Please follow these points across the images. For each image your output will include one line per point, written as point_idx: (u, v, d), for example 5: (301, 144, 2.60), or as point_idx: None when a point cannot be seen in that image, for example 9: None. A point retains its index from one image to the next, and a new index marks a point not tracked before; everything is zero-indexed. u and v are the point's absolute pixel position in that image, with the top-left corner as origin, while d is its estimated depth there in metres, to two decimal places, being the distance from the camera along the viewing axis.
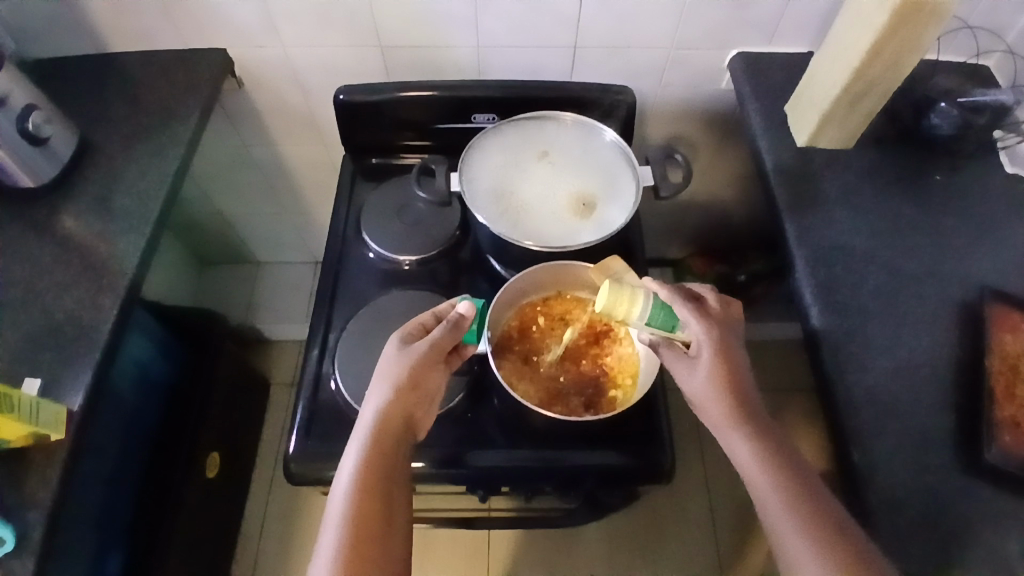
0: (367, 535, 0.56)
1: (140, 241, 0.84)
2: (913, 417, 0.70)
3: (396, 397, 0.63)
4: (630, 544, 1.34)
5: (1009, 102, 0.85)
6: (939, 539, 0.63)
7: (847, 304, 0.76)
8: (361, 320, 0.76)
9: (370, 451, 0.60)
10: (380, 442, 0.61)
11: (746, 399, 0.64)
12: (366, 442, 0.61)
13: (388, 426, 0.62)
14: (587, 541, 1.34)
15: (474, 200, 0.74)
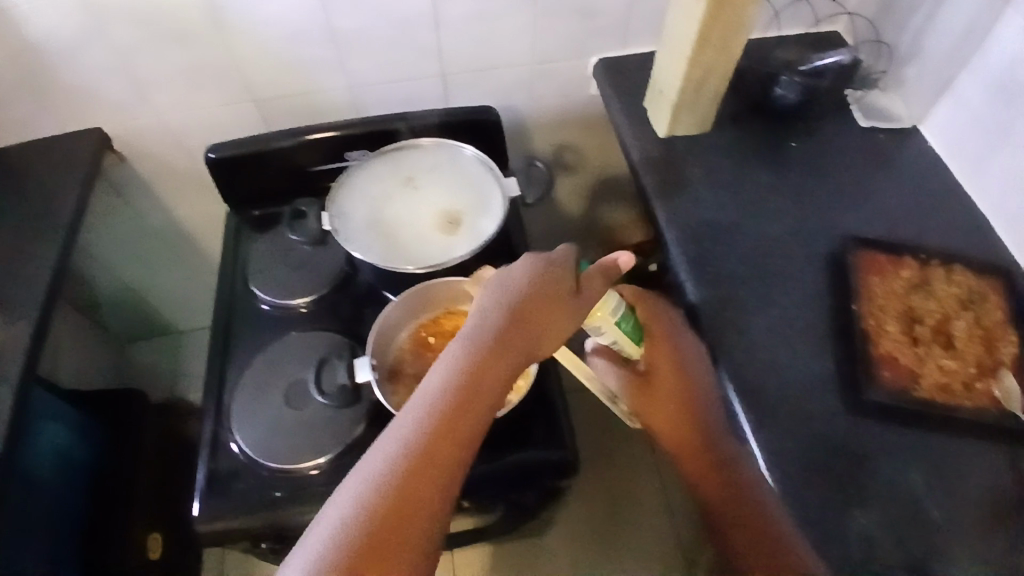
0: (405, 516, 0.49)
1: (29, 329, 0.82)
2: (797, 368, 0.75)
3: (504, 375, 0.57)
4: (594, 541, 1.36)
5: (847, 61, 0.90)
6: (834, 478, 0.68)
7: (720, 275, 0.81)
8: (253, 371, 0.76)
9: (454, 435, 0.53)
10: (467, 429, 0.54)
11: (696, 412, 0.80)
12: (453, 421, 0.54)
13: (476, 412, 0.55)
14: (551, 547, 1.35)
15: (347, 235, 0.77)
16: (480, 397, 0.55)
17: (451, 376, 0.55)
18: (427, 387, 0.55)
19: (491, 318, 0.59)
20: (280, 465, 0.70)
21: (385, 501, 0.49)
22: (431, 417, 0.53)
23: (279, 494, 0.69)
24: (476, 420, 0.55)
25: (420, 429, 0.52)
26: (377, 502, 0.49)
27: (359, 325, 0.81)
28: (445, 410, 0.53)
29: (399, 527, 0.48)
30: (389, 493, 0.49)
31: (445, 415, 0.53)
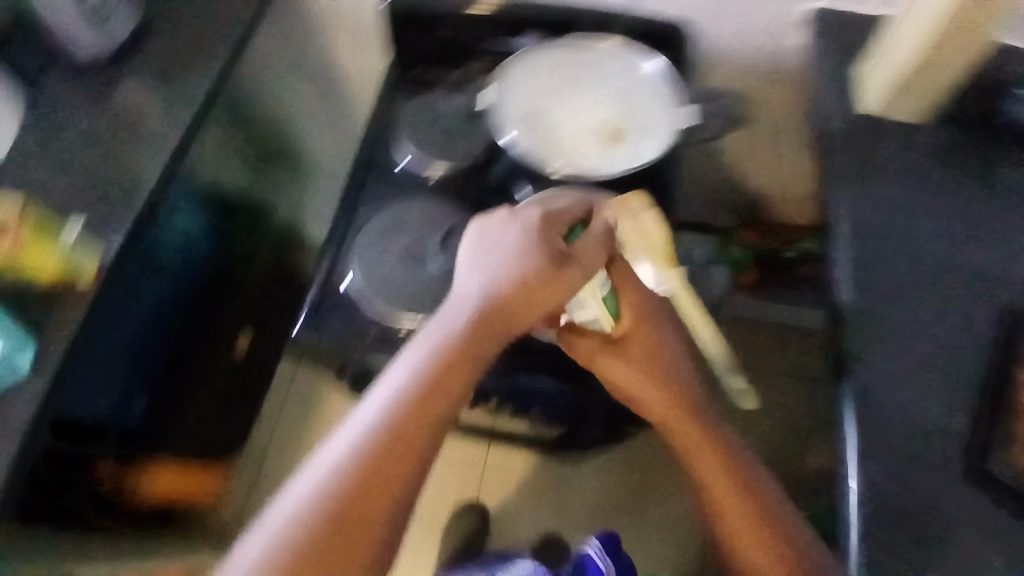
0: (375, 482, 0.56)
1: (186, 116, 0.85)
2: (924, 412, 0.66)
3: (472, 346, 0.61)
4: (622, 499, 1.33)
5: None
6: (921, 538, 0.61)
7: (877, 285, 0.72)
8: (379, 222, 0.77)
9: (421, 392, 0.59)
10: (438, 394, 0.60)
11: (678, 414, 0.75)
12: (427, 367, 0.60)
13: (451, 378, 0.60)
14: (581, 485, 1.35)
15: (506, 118, 0.77)
16: (455, 377, 0.60)
17: (426, 361, 0.60)
18: (402, 373, 0.60)
19: (467, 302, 0.62)
20: (387, 312, 0.73)
21: (358, 471, 0.56)
22: (402, 398, 0.59)
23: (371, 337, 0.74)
24: (446, 393, 0.60)
25: (389, 407, 0.59)
26: (350, 473, 0.56)
27: (481, 211, 0.79)
28: (416, 392, 0.59)
29: (369, 494, 0.55)
30: (358, 464, 0.56)
31: (415, 398, 0.59)
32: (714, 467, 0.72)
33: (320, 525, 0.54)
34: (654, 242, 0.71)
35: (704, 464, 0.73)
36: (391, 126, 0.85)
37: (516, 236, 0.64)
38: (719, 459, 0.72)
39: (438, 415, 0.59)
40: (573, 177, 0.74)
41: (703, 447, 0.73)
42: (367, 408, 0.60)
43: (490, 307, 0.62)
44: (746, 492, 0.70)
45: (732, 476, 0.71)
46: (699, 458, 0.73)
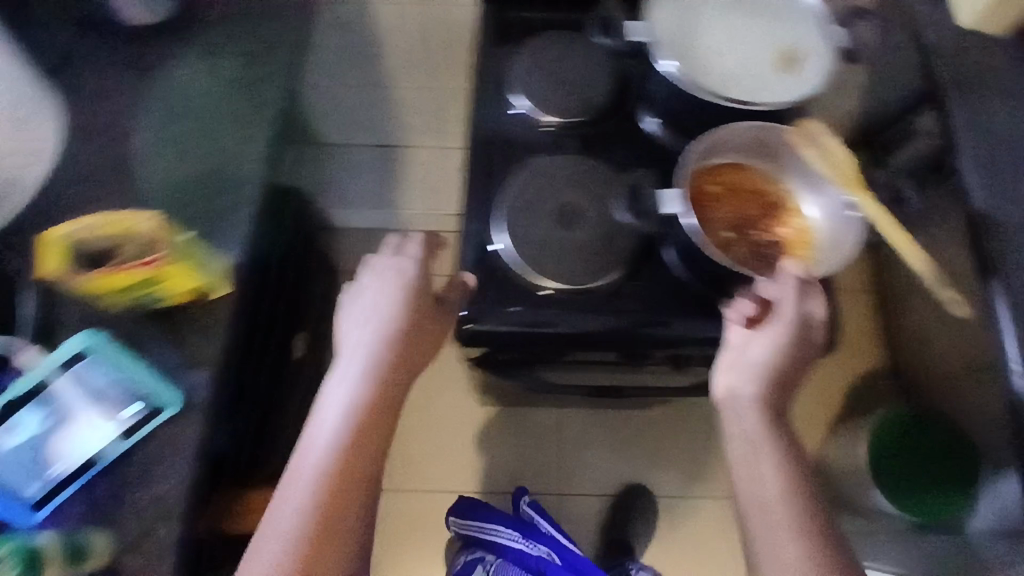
0: (349, 489, 0.54)
1: (270, 93, 0.73)
2: None
3: (369, 415, 0.58)
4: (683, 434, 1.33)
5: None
6: None
7: None
8: (517, 185, 0.73)
9: (328, 485, 0.54)
10: (342, 481, 0.54)
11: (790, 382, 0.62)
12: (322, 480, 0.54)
13: (351, 469, 0.55)
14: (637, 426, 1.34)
15: (660, 47, 0.65)
16: (387, 396, 0.60)
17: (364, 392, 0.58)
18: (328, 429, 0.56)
19: (373, 339, 0.61)
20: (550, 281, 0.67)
21: (322, 500, 0.53)
22: (341, 426, 0.56)
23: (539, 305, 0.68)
24: (378, 413, 0.58)
25: (340, 432, 0.56)
26: (326, 485, 0.53)
27: (622, 161, 0.74)
28: (380, 397, 0.59)
29: (346, 505, 0.54)
30: (342, 478, 0.54)
31: (373, 414, 0.58)
32: (777, 463, 0.57)
33: (331, 532, 0.52)
34: (840, 164, 0.66)
35: (795, 483, 0.56)
36: (502, 78, 0.78)
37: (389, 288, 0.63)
38: (775, 455, 0.57)
39: (373, 433, 0.58)
40: (749, 106, 0.63)
41: (760, 425, 0.58)
42: (314, 445, 0.56)
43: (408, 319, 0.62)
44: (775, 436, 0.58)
45: (798, 500, 0.55)
46: (745, 441, 0.58)
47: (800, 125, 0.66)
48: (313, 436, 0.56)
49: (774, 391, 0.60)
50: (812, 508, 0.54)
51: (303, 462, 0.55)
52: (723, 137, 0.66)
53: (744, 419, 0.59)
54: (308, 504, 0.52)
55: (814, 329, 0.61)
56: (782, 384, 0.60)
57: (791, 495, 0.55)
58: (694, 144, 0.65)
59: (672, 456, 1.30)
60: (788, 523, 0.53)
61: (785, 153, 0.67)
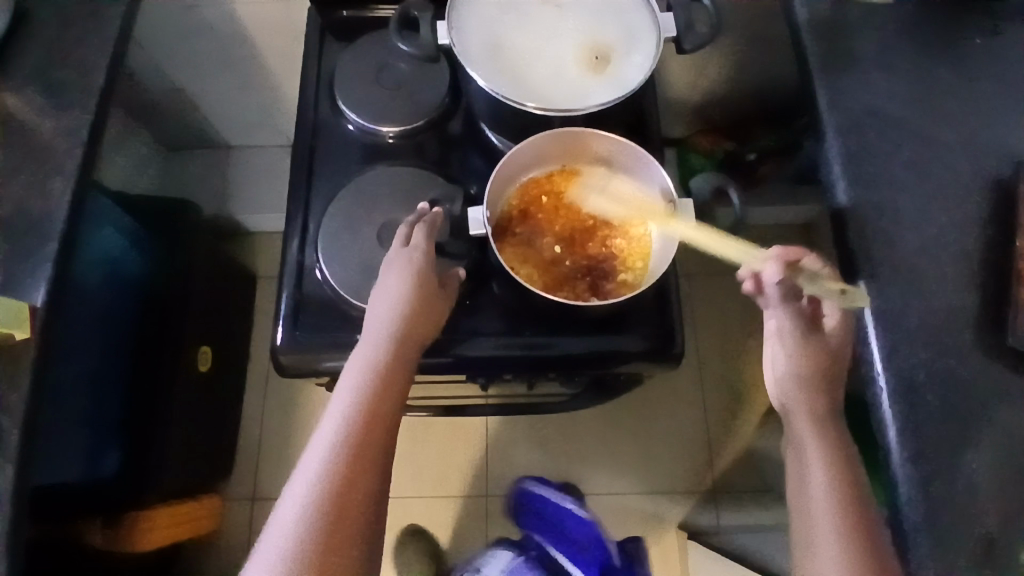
0: (354, 473, 0.53)
1: (86, 116, 0.70)
2: (937, 297, 0.65)
3: (373, 394, 0.57)
4: (609, 426, 1.32)
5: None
6: (957, 421, 0.61)
7: (877, 179, 0.69)
8: (342, 202, 0.66)
9: (342, 468, 0.53)
10: (362, 458, 0.54)
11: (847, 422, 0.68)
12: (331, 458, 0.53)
13: (356, 451, 0.54)
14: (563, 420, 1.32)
15: (466, 54, 0.60)
16: (391, 390, 0.58)
17: (358, 395, 0.57)
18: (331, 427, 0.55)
19: (381, 337, 0.59)
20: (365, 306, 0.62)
21: (323, 513, 0.51)
22: (344, 432, 0.55)
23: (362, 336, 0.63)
24: (383, 411, 0.57)
25: (335, 442, 0.54)
26: (334, 496, 0.52)
27: (458, 170, 0.70)
28: (373, 397, 0.56)
29: (364, 506, 0.53)
30: (343, 486, 0.53)
31: (368, 417, 0.56)
32: (822, 473, 0.65)
33: (333, 546, 0.50)
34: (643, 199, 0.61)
35: (824, 496, 0.64)
36: (331, 87, 0.73)
37: (399, 281, 0.59)
38: (848, 478, 0.65)
39: (384, 429, 0.56)
40: (554, 113, 0.58)
41: (818, 445, 0.67)
42: (310, 458, 0.54)
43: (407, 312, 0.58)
44: (823, 440, 0.67)
45: (842, 508, 0.63)
46: (811, 459, 0.66)
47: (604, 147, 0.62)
48: (334, 419, 0.56)
49: (817, 405, 0.69)
50: (848, 500, 0.64)
51: (321, 445, 0.54)
52: (543, 141, 0.60)
53: (807, 444, 0.67)
54: (310, 492, 0.52)
55: (839, 350, 0.68)
56: (807, 399, 0.69)
57: (835, 505, 0.63)
58: (510, 153, 0.59)
59: (598, 450, 1.31)
60: (834, 523, 0.62)
61: (614, 155, 0.60)
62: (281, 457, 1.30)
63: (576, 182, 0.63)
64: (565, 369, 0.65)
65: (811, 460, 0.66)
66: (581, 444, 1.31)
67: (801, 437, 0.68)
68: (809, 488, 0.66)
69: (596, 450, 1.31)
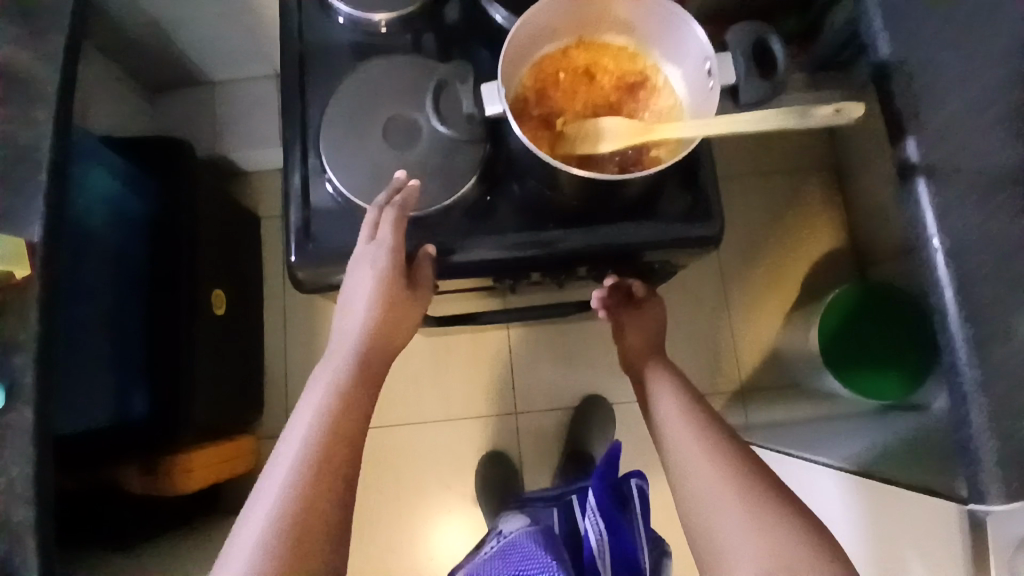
0: (330, 461, 0.54)
1: (59, 35, 0.64)
2: (994, 151, 0.60)
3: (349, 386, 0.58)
4: None
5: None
6: (1013, 281, 0.58)
7: (925, 27, 0.62)
8: (341, 100, 0.61)
9: (317, 455, 0.54)
10: (336, 446, 0.55)
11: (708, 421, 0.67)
12: (308, 446, 0.55)
13: (331, 440, 0.55)
14: (587, 335, 1.31)
15: None
16: (360, 385, 0.59)
17: (328, 395, 0.57)
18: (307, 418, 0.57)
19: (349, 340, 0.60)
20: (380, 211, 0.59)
21: (291, 511, 0.51)
22: (315, 430, 0.55)
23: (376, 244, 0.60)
24: (353, 407, 0.58)
25: (305, 441, 0.55)
26: (305, 492, 0.52)
27: (462, 58, 0.64)
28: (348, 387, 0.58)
29: (334, 501, 0.53)
30: (312, 481, 0.53)
31: (342, 408, 0.57)
32: (696, 443, 0.64)
33: (303, 542, 0.51)
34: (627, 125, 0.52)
35: (701, 458, 0.62)
36: None
37: (368, 275, 0.58)
38: (729, 449, 0.63)
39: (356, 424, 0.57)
40: None
41: (695, 433, 0.65)
42: (286, 449, 0.55)
43: (377, 306, 0.59)
44: (699, 425, 0.66)
45: (733, 478, 0.60)
46: (691, 448, 0.64)
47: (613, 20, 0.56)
48: (307, 412, 0.57)
49: (691, 416, 0.67)
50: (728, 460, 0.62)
51: (295, 435, 0.56)
52: (558, 8, 0.53)
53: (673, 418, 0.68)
54: (288, 477, 0.53)
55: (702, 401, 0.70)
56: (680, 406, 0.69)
57: (706, 448, 0.63)
58: (522, 21, 0.53)
59: None
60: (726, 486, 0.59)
61: (635, 19, 0.55)
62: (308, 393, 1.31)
63: (597, 53, 0.57)
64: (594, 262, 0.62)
65: (685, 437, 0.65)
66: (607, 358, 1.30)
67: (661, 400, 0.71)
68: (691, 472, 0.62)
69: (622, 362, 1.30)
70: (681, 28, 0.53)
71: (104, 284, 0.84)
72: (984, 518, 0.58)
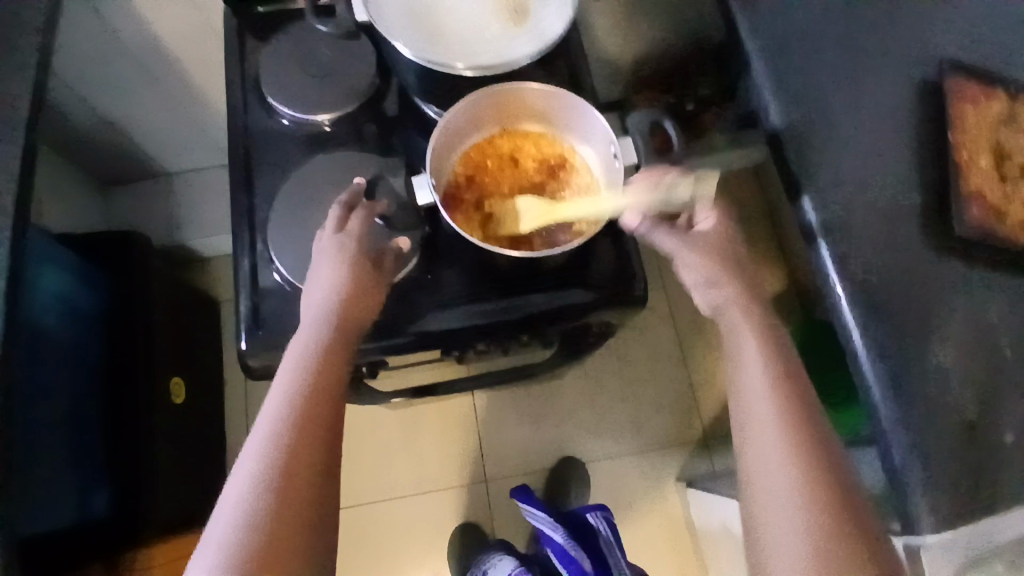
0: (299, 444, 0.48)
1: (16, 150, 0.68)
2: (882, 199, 0.66)
3: (319, 366, 0.53)
4: (599, 395, 1.34)
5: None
6: (913, 315, 0.63)
7: (810, 95, 0.70)
8: (285, 195, 0.66)
9: (287, 439, 0.48)
10: (304, 429, 0.49)
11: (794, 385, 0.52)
12: (279, 430, 0.49)
13: (303, 421, 0.50)
14: (551, 394, 1.33)
15: (388, 23, 0.59)
16: (332, 375, 0.53)
17: (299, 386, 0.52)
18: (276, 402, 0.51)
19: (319, 329, 0.55)
20: None
21: (262, 512, 0.45)
22: (286, 420, 0.49)
23: None
24: (324, 400, 0.52)
25: (273, 435, 0.48)
26: (274, 495, 0.46)
27: (399, 147, 0.70)
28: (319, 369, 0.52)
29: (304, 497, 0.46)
30: (283, 478, 0.46)
31: (313, 391, 0.51)
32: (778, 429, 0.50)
33: (271, 549, 0.43)
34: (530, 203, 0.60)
35: (778, 447, 0.49)
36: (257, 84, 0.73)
37: (334, 269, 0.57)
38: (812, 435, 0.49)
39: (326, 421, 0.51)
40: (487, 69, 0.58)
41: (780, 413, 0.50)
42: (255, 437, 0.49)
43: (339, 301, 0.56)
44: (787, 400, 0.51)
45: (810, 470, 0.47)
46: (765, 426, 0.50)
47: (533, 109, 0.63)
48: (275, 395, 0.51)
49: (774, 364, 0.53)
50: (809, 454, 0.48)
51: (263, 420, 0.50)
52: (479, 106, 0.60)
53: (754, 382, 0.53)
54: (255, 465, 0.47)
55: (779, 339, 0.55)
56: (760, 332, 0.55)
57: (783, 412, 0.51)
58: (447, 119, 0.59)
59: (590, 418, 1.32)
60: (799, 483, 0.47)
61: (546, 110, 0.62)
62: None
63: (517, 139, 0.64)
64: (535, 328, 0.66)
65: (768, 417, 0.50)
66: (572, 414, 1.32)
67: (738, 342, 0.55)
68: (763, 457, 0.49)
69: (589, 417, 1.32)
70: (590, 118, 0.61)
71: (59, 382, 0.83)
72: (919, 549, 0.59)
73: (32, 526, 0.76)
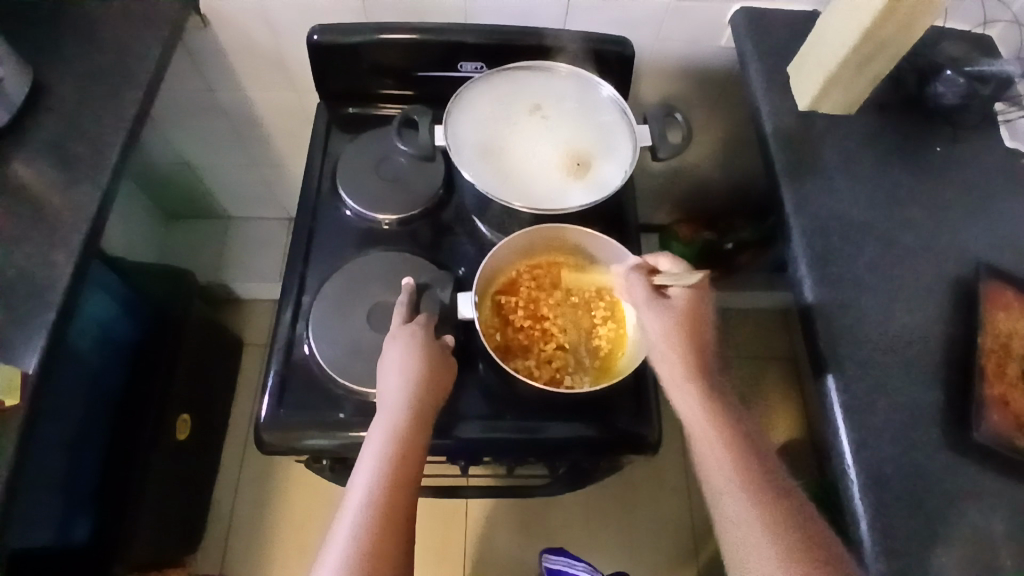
0: (386, 523, 0.50)
1: (98, 191, 0.74)
2: (905, 391, 0.67)
3: (399, 442, 0.55)
4: (594, 515, 1.30)
5: (1014, 74, 0.79)
6: (924, 515, 0.61)
7: (842, 277, 0.73)
8: (337, 282, 0.71)
9: (378, 521, 0.50)
10: (389, 509, 0.51)
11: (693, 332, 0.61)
12: (365, 512, 0.50)
13: (391, 502, 0.51)
14: (545, 505, 1.31)
15: (460, 156, 0.68)
16: (414, 451, 0.55)
17: (379, 462, 0.54)
18: (363, 481, 0.52)
19: (397, 408, 0.57)
20: (353, 386, 0.65)
21: None
22: (375, 499, 0.51)
23: (343, 416, 0.65)
24: (406, 478, 0.53)
25: (363, 512, 0.50)
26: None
27: (449, 253, 0.75)
28: (399, 447, 0.55)
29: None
30: (376, 551, 0.48)
31: (396, 469, 0.53)
32: (740, 486, 0.54)
33: None
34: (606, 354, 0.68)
35: (743, 507, 0.53)
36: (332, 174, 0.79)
37: (406, 355, 0.61)
38: (769, 489, 0.54)
39: (410, 495, 0.53)
40: (539, 211, 0.66)
41: (726, 454, 0.55)
42: (344, 517, 0.50)
43: (415, 382, 0.59)
44: (734, 452, 0.55)
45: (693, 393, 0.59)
46: (708, 467, 0.56)
47: (580, 249, 0.72)
48: (358, 474, 0.53)
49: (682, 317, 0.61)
50: (775, 509, 0.53)
51: (350, 499, 0.52)
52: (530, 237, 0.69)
53: (689, 408, 0.58)
54: (348, 550, 0.48)
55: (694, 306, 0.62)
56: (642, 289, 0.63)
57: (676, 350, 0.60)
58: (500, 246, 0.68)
59: (581, 537, 1.28)
60: (763, 546, 0.51)
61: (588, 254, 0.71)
62: (250, 533, 1.28)
63: (556, 259, 0.73)
64: (545, 455, 0.67)
65: (715, 470, 0.55)
66: (563, 530, 1.29)
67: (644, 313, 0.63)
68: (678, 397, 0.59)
69: (580, 535, 1.29)
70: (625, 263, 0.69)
71: (83, 403, 0.85)
72: None
73: (27, 542, 0.76)
